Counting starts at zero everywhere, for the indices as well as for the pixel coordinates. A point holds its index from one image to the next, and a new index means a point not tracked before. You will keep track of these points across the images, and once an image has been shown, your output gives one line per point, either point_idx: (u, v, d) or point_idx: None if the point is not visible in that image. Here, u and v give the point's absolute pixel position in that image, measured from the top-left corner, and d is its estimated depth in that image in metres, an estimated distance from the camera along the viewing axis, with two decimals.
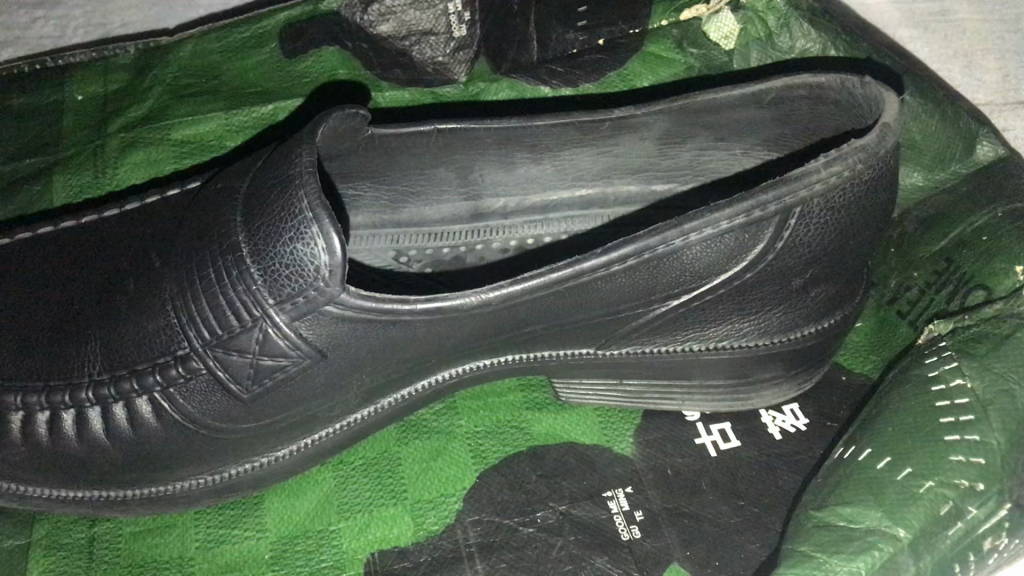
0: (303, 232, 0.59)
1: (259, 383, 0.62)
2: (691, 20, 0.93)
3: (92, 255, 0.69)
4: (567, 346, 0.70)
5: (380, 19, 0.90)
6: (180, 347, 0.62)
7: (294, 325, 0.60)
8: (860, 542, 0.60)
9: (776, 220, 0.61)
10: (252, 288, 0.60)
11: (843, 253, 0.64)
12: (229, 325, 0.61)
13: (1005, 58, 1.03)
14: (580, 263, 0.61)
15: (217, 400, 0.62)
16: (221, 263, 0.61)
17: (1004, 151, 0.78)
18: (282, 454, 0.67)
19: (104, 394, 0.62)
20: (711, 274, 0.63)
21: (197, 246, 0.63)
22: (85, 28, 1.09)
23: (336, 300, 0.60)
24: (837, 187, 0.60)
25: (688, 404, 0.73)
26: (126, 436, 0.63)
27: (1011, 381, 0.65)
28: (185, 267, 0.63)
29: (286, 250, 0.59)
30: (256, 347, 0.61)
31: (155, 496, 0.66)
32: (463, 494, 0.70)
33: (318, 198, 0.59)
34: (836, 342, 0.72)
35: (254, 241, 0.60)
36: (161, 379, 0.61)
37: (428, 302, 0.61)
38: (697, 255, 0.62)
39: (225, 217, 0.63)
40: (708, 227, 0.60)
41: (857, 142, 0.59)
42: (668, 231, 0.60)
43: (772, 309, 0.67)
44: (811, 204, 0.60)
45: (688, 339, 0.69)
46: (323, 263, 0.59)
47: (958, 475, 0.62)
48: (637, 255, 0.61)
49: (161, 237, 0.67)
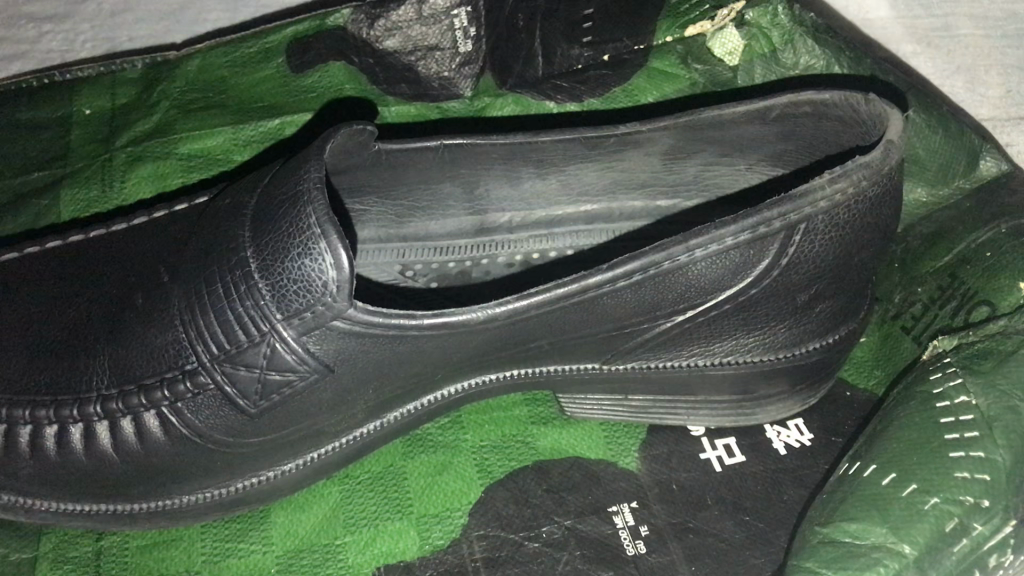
0: (311, 248, 0.59)
1: (266, 397, 0.62)
2: (694, 37, 0.92)
3: (100, 269, 0.69)
4: (571, 360, 0.70)
5: (386, 34, 0.91)
6: (188, 361, 0.62)
7: (301, 340, 0.60)
8: (865, 558, 0.60)
9: (782, 236, 0.61)
10: (260, 302, 0.60)
11: (847, 269, 0.65)
12: (237, 339, 0.61)
13: (1008, 73, 1.04)
14: (586, 278, 0.61)
15: (225, 414, 0.62)
16: (229, 278, 0.62)
17: (1007, 166, 0.79)
18: (289, 467, 0.67)
19: (112, 408, 0.62)
20: (716, 290, 0.64)
21: (206, 261, 0.64)
22: (93, 42, 1.10)
23: (343, 314, 0.60)
24: (842, 204, 0.60)
25: (693, 419, 0.73)
26: (133, 450, 0.63)
27: (1016, 397, 0.65)
28: (194, 281, 0.63)
29: (294, 265, 0.59)
30: (264, 362, 0.61)
31: (163, 510, 0.66)
32: (469, 508, 0.70)
33: (325, 213, 0.60)
34: (840, 358, 0.72)
35: (262, 256, 0.61)
36: (169, 394, 0.62)
37: (434, 317, 0.61)
38: (702, 271, 0.62)
39: (232, 232, 0.64)
40: (712, 243, 0.60)
41: (861, 159, 0.60)
42: (673, 248, 0.60)
43: (778, 324, 0.67)
44: (816, 221, 0.61)
45: (692, 354, 0.69)
46: (331, 279, 0.59)
47: (963, 491, 0.62)
48: (643, 270, 0.61)
49: (169, 251, 0.68)
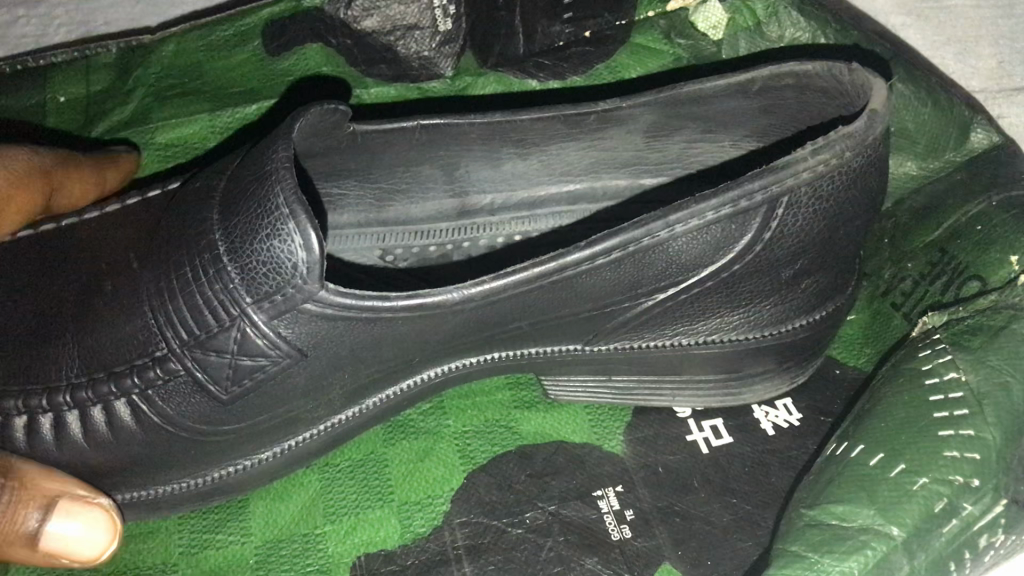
0: (279, 229, 0.57)
1: (238, 383, 0.60)
2: (678, 10, 0.91)
3: (70, 255, 0.68)
4: (553, 341, 0.68)
5: (364, 13, 0.89)
6: (158, 349, 0.60)
7: (272, 324, 0.59)
8: (852, 541, 0.59)
9: (764, 210, 0.59)
10: (230, 287, 0.58)
11: (833, 243, 0.63)
12: (207, 325, 0.59)
13: (999, 45, 1.02)
14: (564, 258, 0.59)
15: (196, 402, 0.61)
16: (198, 263, 0.60)
17: (999, 138, 0.77)
18: (266, 457, 0.66)
19: (81, 397, 0.61)
20: (695, 268, 0.62)
21: (176, 244, 0.62)
22: (68, 28, 1.08)
23: (315, 297, 0.58)
24: (826, 174, 0.58)
25: (678, 400, 0.72)
26: (105, 439, 0.61)
27: (1006, 372, 0.63)
28: (162, 265, 0.62)
29: (262, 247, 0.58)
30: (235, 347, 0.59)
31: (136, 501, 0.65)
32: (451, 495, 0.69)
33: (294, 193, 0.58)
34: (828, 335, 0.70)
35: (231, 239, 0.59)
36: (139, 381, 0.60)
37: (409, 299, 0.59)
38: (682, 247, 0.60)
39: (203, 215, 0.62)
40: (694, 218, 0.58)
41: (844, 129, 0.58)
42: (652, 223, 0.58)
43: (764, 300, 0.65)
44: (799, 193, 0.59)
45: (677, 334, 0.68)
46: (301, 260, 0.57)
47: (953, 470, 0.60)
48: (621, 248, 0.59)
49: (141, 234, 0.66)
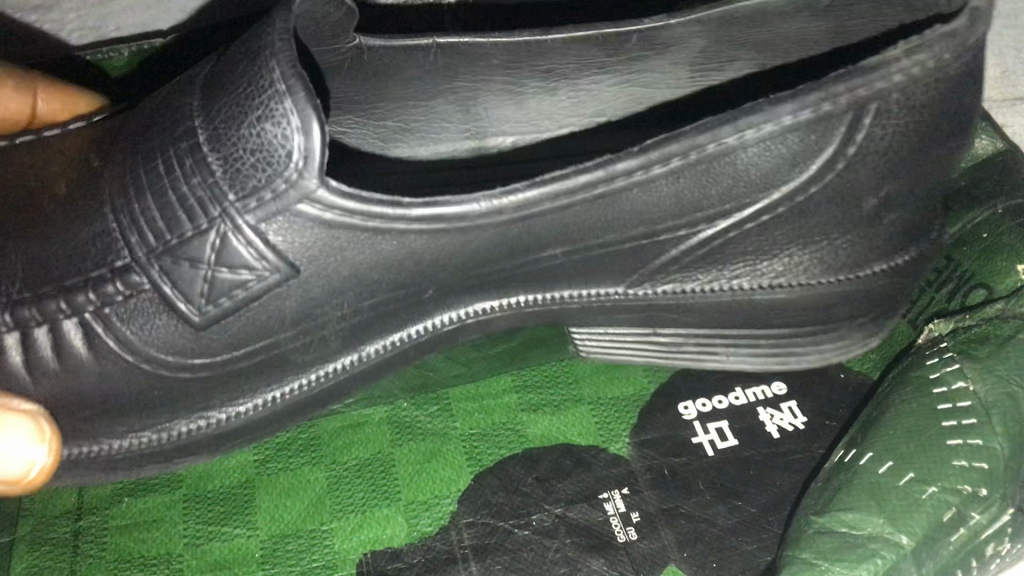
0: (272, 112, 0.55)
1: (213, 301, 0.58)
2: None
3: (20, 163, 0.66)
4: (597, 284, 0.69)
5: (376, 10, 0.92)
6: (120, 258, 0.59)
7: (260, 228, 0.57)
8: (861, 549, 0.60)
9: (849, 118, 0.59)
10: (211, 180, 0.56)
11: (922, 167, 0.63)
12: (180, 228, 0.57)
13: (1003, 54, 1.04)
14: (612, 164, 0.58)
15: (161, 322, 0.59)
16: (174, 153, 0.58)
17: (1003, 144, 0.79)
18: (245, 410, 0.65)
19: (24, 315, 0.59)
20: (765, 187, 0.62)
21: (144, 137, 0.60)
22: (80, 34, 1.09)
23: (310, 194, 0.56)
24: (915, 83, 0.58)
25: (734, 359, 0.72)
26: (50, 368, 0.60)
27: (1014, 383, 0.65)
28: (126, 175, 0.60)
29: (251, 132, 0.56)
30: (212, 257, 0.57)
31: (96, 455, 0.62)
32: (458, 496, 0.69)
33: (291, 69, 0.55)
34: (905, 285, 0.70)
35: (213, 126, 0.57)
36: (94, 297, 0.58)
37: (427, 208, 0.57)
38: (752, 159, 0.59)
39: (180, 101, 0.60)
40: (767, 124, 0.57)
41: (943, 30, 0.57)
42: (720, 129, 0.57)
43: (839, 237, 0.66)
44: (889, 101, 0.58)
45: (737, 275, 0.68)
46: (296, 146, 0.55)
47: (961, 479, 0.62)
48: (682, 156, 0.58)
49: (102, 138, 0.65)
